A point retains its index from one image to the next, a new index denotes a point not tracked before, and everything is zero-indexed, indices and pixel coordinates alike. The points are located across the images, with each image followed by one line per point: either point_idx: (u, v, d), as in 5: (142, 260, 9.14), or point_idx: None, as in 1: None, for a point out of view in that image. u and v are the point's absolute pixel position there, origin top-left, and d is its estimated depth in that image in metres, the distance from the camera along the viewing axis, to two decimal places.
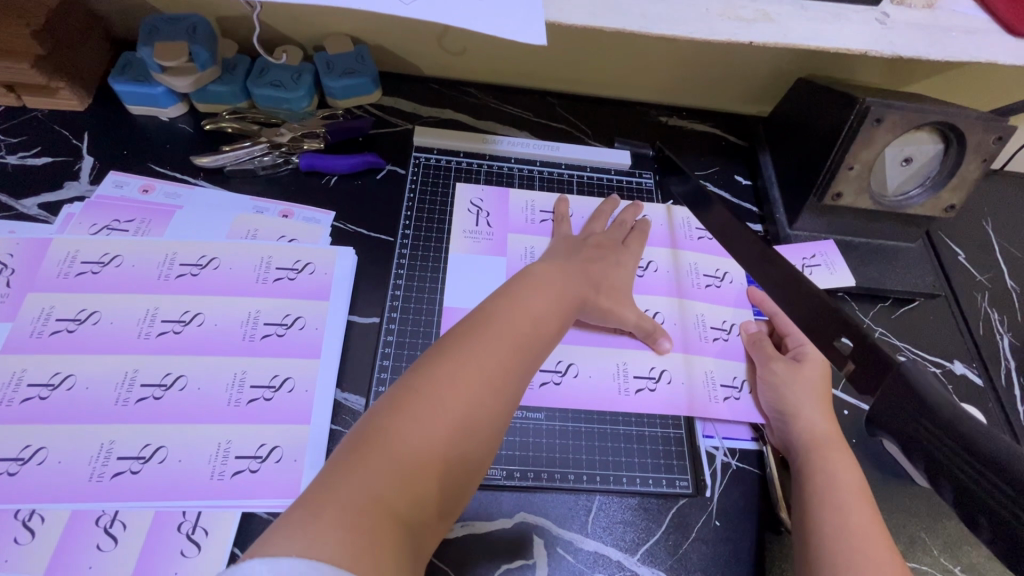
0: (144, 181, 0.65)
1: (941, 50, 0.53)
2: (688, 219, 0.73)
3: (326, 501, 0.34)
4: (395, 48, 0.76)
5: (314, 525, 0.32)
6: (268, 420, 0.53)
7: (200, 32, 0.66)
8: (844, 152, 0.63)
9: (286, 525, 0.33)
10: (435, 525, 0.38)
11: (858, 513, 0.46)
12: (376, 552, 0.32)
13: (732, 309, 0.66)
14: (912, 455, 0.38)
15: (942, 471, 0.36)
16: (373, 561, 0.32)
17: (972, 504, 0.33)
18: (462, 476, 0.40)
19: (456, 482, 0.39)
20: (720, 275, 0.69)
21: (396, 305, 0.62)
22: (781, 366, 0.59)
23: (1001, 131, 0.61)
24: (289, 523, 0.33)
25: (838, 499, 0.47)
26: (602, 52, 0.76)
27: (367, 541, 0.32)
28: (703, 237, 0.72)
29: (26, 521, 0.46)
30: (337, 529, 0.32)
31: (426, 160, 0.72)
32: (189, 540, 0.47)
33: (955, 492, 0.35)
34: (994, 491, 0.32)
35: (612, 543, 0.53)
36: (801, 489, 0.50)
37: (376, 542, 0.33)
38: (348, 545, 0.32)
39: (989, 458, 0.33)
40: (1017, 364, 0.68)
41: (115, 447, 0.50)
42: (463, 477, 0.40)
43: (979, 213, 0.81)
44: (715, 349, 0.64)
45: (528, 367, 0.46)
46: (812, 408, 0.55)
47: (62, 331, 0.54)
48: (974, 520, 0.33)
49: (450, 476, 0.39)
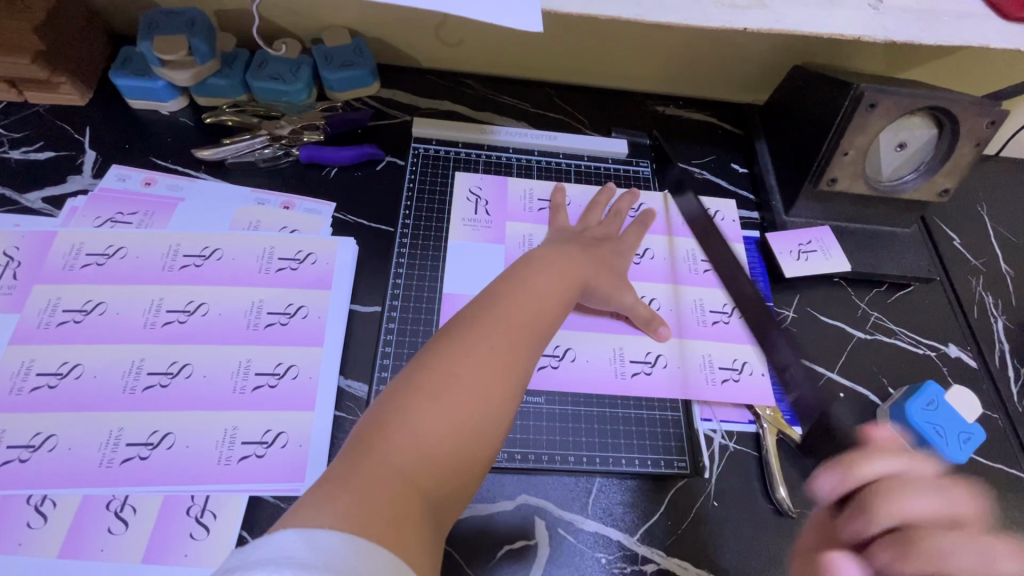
0: (146, 174, 0.66)
1: (934, 35, 0.53)
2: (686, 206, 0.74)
3: (350, 475, 0.36)
4: (393, 40, 0.76)
5: (339, 499, 0.35)
6: (274, 407, 0.54)
7: (198, 25, 0.67)
8: (839, 137, 0.64)
9: (313, 499, 0.35)
10: (457, 500, 0.40)
11: None
12: (399, 523, 0.35)
13: (732, 293, 0.68)
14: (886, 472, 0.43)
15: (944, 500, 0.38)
16: (396, 531, 0.34)
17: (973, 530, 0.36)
18: (482, 454, 0.41)
19: (476, 458, 0.41)
20: None
21: (397, 293, 0.62)
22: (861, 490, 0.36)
23: (994, 115, 0.61)
24: (316, 497, 0.35)
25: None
26: (599, 41, 0.77)
27: (390, 515, 0.35)
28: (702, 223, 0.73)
29: (38, 506, 0.47)
30: (364, 501, 0.35)
31: (424, 150, 0.73)
32: (198, 523, 0.48)
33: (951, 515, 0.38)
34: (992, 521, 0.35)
35: (612, 523, 0.54)
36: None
37: (398, 515, 0.35)
38: (373, 516, 0.34)
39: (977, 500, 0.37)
40: (1011, 346, 0.69)
41: (123, 434, 0.51)
42: (484, 454, 0.41)
43: (974, 199, 0.81)
44: (712, 334, 0.64)
45: (537, 344, 0.47)
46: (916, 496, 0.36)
47: (69, 322, 0.55)
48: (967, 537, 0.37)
49: (469, 452, 0.41)
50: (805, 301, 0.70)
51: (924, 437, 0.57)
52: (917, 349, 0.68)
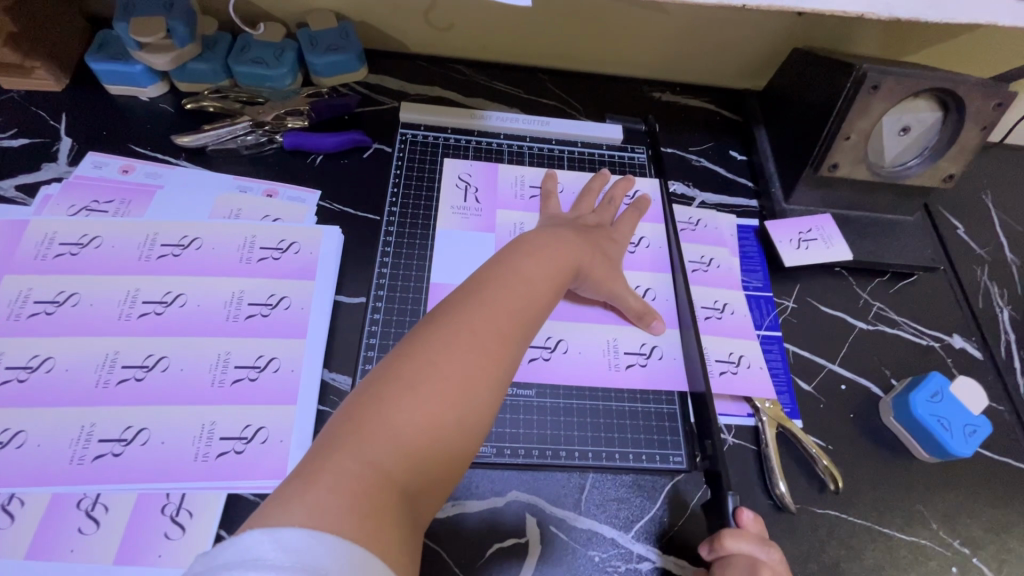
0: (124, 162, 0.64)
1: (940, 12, 0.51)
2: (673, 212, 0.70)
3: (323, 468, 0.35)
4: (381, 23, 0.74)
5: (310, 494, 0.33)
6: (254, 401, 0.52)
7: (177, 7, 0.64)
8: (842, 120, 0.61)
9: (284, 495, 0.33)
10: (438, 492, 0.39)
11: None
12: (374, 519, 0.33)
13: (723, 291, 0.65)
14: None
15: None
16: (371, 527, 0.33)
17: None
18: (464, 446, 0.39)
19: (458, 449, 0.39)
20: (706, 260, 0.67)
21: (382, 283, 0.60)
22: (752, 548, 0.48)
23: (1001, 96, 0.59)
24: (286, 493, 0.33)
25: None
26: (593, 24, 0.74)
27: (364, 511, 0.33)
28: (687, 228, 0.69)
29: (4, 505, 0.45)
30: (336, 498, 0.33)
31: (412, 136, 0.70)
32: (173, 523, 0.46)
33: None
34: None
35: (606, 521, 0.52)
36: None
37: (372, 511, 0.33)
38: (346, 513, 0.33)
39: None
40: (1017, 336, 0.67)
41: (96, 430, 0.49)
42: (467, 445, 0.40)
43: (979, 186, 0.79)
44: (700, 336, 0.62)
45: (525, 333, 0.46)
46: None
47: (40, 313, 0.53)
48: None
49: (451, 443, 0.39)
50: (805, 291, 0.68)
51: (931, 431, 0.55)
52: (920, 340, 0.66)
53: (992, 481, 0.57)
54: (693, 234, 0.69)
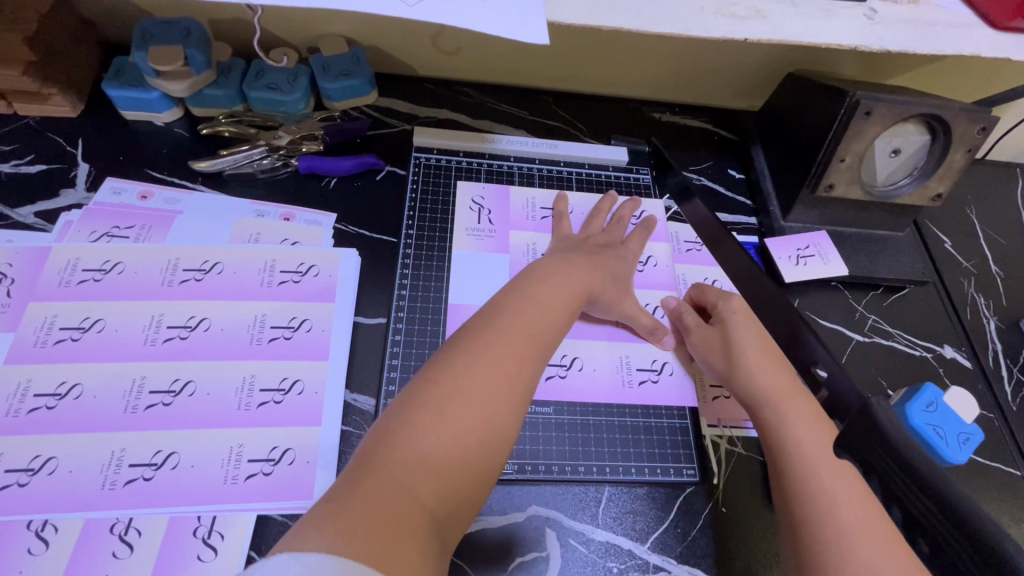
0: (143, 187, 0.65)
1: (928, 44, 0.54)
2: (677, 232, 0.73)
3: (352, 492, 0.36)
4: (391, 49, 0.76)
5: (339, 519, 0.34)
6: (279, 423, 0.53)
7: (194, 35, 0.66)
8: (836, 144, 0.65)
9: (316, 518, 0.35)
10: (463, 515, 0.40)
11: (855, 510, 0.44)
12: (402, 542, 0.34)
13: None
14: (822, 386, 0.46)
15: (871, 468, 0.34)
16: (399, 551, 0.34)
17: (914, 528, 0.31)
18: (485, 469, 0.41)
19: (480, 469, 0.41)
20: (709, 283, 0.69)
21: (401, 305, 0.62)
22: (699, 336, 0.61)
23: (985, 121, 0.63)
24: (318, 517, 0.35)
25: (801, 437, 0.50)
26: (596, 50, 0.77)
27: (392, 534, 0.34)
28: (692, 249, 0.72)
29: (39, 531, 0.46)
30: (367, 520, 0.34)
31: (426, 160, 0.73)
32: (205, 545, 0.47)
33: (883, 489, 0.33)
34: (940, 524, 0.29)
35: (623, 533, 0.54)
36: (782, 491, 0.48)
37: (400, 533, 0.35)
38: (377, 536, 0.34)
39: (924, 478, 0.31)
40: (1003, 346, 0.71)
41: (126, 454, 0.50)
42: (490, 466, 0.41)
43: (963, 202, 0.83)
44: None
45: (542, 356, 0.47)
46: (748, 318, 0.59)
47: (66, 340, 0.54)
48: (919, 547, 0.31)
49: (473, 463, 0.40)
50: (805, 306, 0.71)
51: (929, 441, 0.58)
52: (914, 351, 0.69)
53: (984, 485, 0.61)
54: (699, 253, 0.72)
